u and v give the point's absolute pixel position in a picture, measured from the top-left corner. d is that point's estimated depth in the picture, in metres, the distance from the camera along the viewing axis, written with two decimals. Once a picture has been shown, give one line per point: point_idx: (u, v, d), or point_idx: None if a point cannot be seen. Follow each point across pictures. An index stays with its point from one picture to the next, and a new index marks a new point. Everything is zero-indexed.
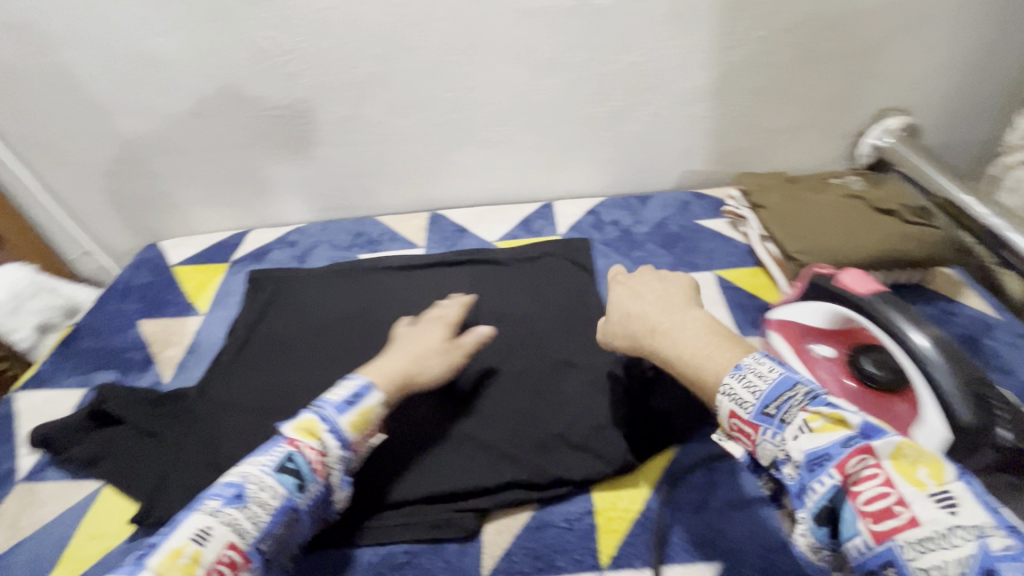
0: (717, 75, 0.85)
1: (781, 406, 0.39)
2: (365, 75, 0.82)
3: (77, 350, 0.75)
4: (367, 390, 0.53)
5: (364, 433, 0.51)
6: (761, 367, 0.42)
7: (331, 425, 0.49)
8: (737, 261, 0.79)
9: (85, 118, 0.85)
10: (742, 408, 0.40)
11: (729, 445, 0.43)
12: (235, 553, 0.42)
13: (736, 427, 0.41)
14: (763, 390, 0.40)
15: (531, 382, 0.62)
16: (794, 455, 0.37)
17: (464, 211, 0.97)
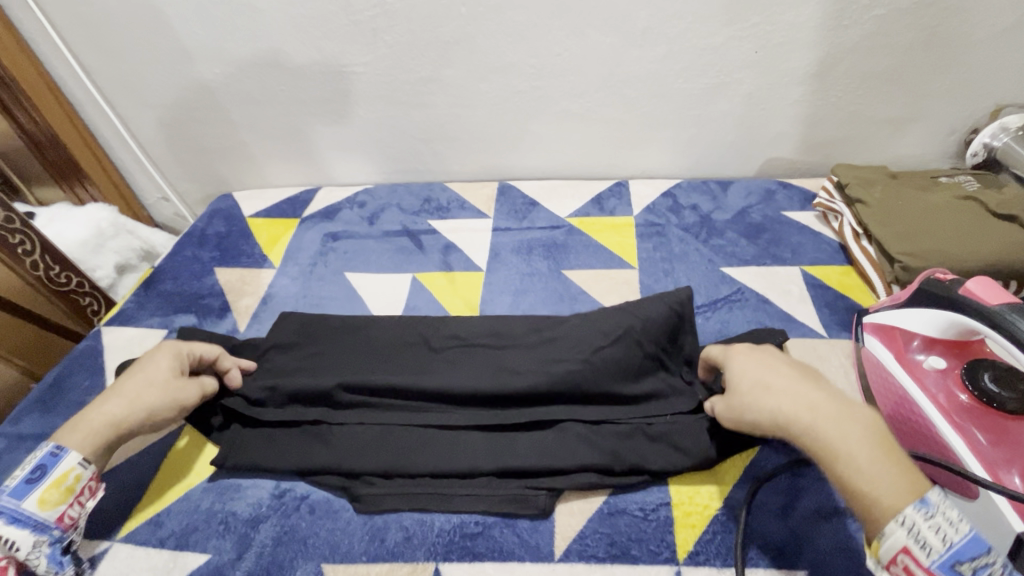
0: (822, 55, 0.79)
1: (973, 569, 0.37)
2: (449, 35, 0.80)
3: (158, 293, 0.78)
4: (49, 461, 0.48)
5: (64, 503, 0.48)
6: (950, 510, 0.38)
7: (8, 516, 0.46)
8: (827, 258, 0.74)
9: (173, 64, 0.86)
10: (924, 553, 0.38)
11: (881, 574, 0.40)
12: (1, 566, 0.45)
13: (904, 567, 0.38)
14: (956, 544, 0.37)
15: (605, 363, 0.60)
16: None
17: (533, 184, 0.94)
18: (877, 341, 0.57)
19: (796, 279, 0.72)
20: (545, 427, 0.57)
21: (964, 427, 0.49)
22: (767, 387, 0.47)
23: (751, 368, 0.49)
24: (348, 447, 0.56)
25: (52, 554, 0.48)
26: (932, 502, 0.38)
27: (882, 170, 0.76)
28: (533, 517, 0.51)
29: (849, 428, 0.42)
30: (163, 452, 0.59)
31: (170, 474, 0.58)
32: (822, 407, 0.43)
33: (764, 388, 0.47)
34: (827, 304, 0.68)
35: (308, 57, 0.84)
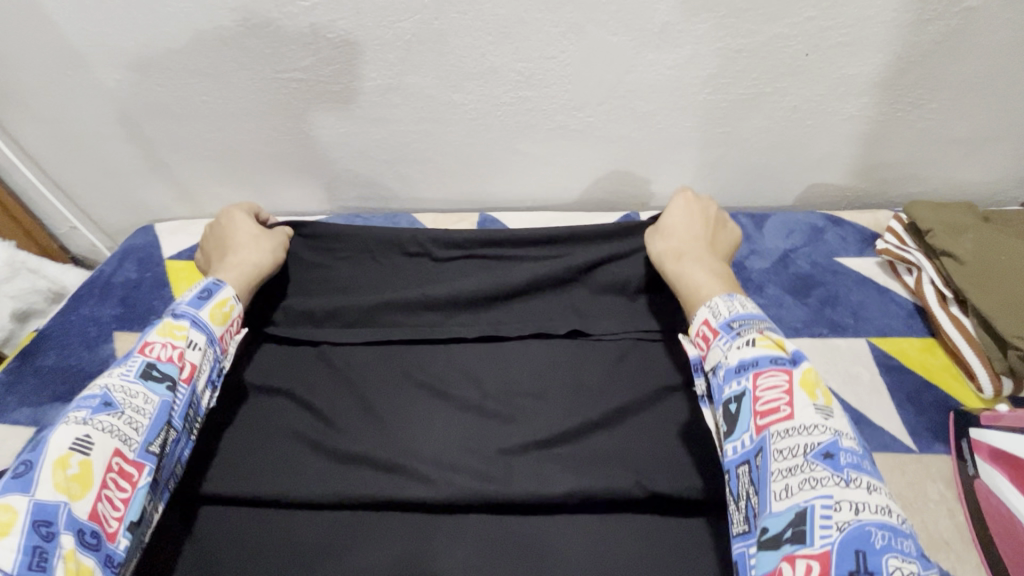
0: (891, 59, 0.62)
1: (743, 327, 0.43)
2: (411, 32, 0.61)
3: (35, 368, 0.60)
4: (219, 285, 0.50)
5: (227, 327, 0.49)
6: (746, 303, 0.45)
7: (189, 319, 0.46)
8: (900, 325, 0.57)
9: (64, 67, 0.67)
10: (713, 317, 0.45)
11: (690, 347, 0.47)
12: (185, 369, 0.45)
13: (701, 336, 0.45)
14: (738, 313, 0.44)
15: (628, 524, 0.45)
16: (732, 361, 0.41)
17: (522, 216, 0.77)
18: (1003, 476, 0.42)
19: (863, 357, 0.55)
20: None
21: None
22: (669, 232, 0.56)
23: (666, 214, 0.58)
24: None
25: (213, 366, 0.48)
26: (737, 298, 0.45)
27: (969, 210, 0.59)
28: None
29: (696, 264, 0.52)
30: None
31: None
32: (692, 252, 0.53)
33: (665, 233, 0.56)
34: (909, 397, 0.51)
35: (234, 59, 0.66)
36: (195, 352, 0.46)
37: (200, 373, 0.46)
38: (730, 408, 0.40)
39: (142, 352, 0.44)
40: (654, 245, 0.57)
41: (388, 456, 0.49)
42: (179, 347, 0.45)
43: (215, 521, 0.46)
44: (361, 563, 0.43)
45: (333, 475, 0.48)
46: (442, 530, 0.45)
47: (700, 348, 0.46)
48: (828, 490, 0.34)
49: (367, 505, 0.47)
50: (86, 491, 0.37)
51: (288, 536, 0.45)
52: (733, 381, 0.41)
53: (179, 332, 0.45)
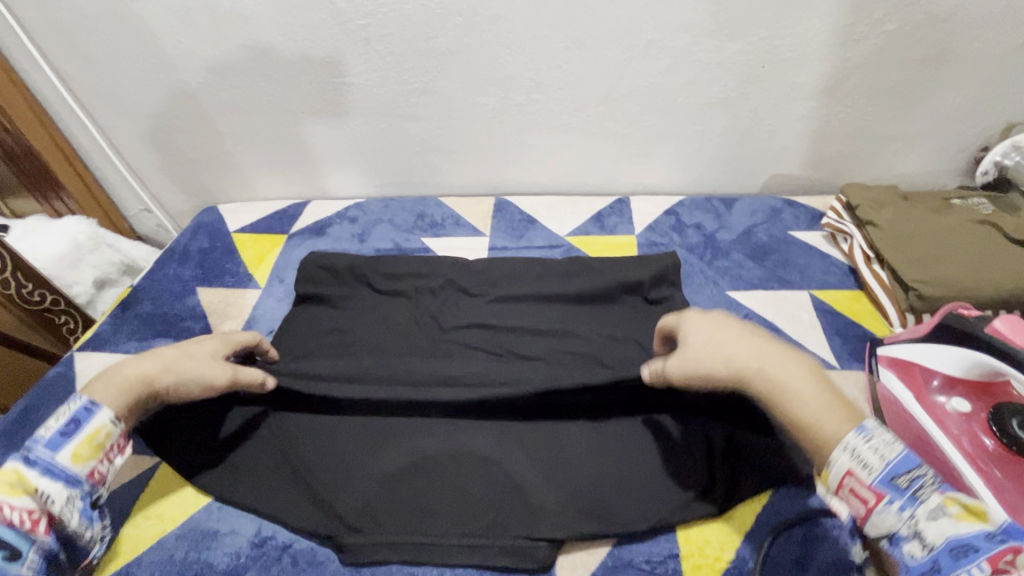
0: (830, 70, 0.77)
1: (914, 481, 0.38)
2: (445, 45, 0.76)
3: (136, 315, 0.74)
4: (89, 414, 0.46)
5: (98, 458, 0.46)
6: (886, 435, 0.40)
7: (41, 469, 0.44)
8: (836, 282, 0.71)
9: (155, 72, 0.82)
10: (866, 472, 0.39)
11: (834, 501, 0.41)
12: (38, 516, 0.43)
13: (851, 490, 0.40)
14: (892, 459, 0.38)
15: (620, 414, 0.58)
16: (931, 540, 0.37)
17: (531, 200, 0.91)
18: (894, 376, 0.54)
19: (805, 304, 0.69)
20: (546, 457, 0.55)
21: (992, 476, 0.47)
22: (710, 343, 0.46)
23: (689, 324, 0.49)
24: (345, 487, 0.53)
25: (85, 509, 0.45)
26: (871, 427, 0.40)
27: (893, 191, 0.74)
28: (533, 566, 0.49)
29: (784, 359, 0.44)
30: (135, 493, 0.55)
31: (143, 518, 0.54)
32: (771, 355, 0.45)
33: (713, 321, 0.48)
34: (838, 332, 0.65)
35: (297, 66, 0.80)
36: (51, 505, 0.43)
37: (61, 518, 0.44)
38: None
39: None
40: (696, 353, 0.46)
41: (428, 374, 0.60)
42: (20, 503, 0.42)
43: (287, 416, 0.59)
44: (413, 447, 0.56)
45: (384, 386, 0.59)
46: (474, 426, 0.57)
47: (851, 504, 0.40)
48: None
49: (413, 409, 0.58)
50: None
51: (346, 427, 0.58)
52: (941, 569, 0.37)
53: (18, 487, 0.43)
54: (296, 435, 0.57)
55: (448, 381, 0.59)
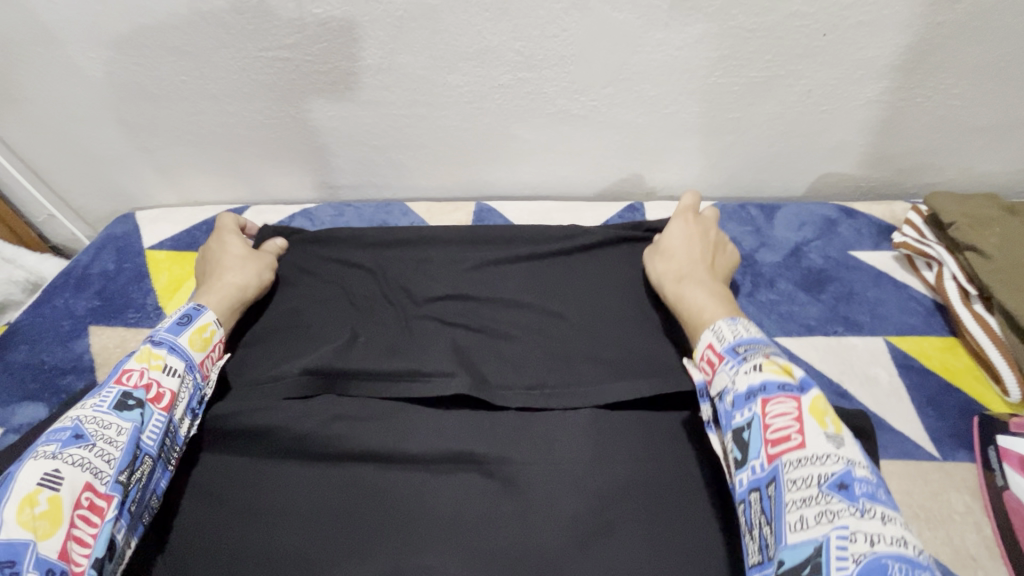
0: (912, 40, 0.58)
1: (749, 351, 0.41)
2: (402, 7, 0.57)
3: (4, 364, 0.57)
4: (199, 311, 0.50)
5: (207, 351, 0.48)
6: (749, 326, 0.44)
7: (170, 346, 0.46)
8: (920, 324, 0.54)
9: (32, 43, 0.63)
10: (718, 342, 0.43)
11: (692, 370, 0.45)
12: (165, 392, 0.44)
13: (706, 360, 0.43)
14: (742, 336, 0.42)
15: (638, 526, 0.42)
16: (739, 385, 0.39)
17: (520, 206, 0.74)
18: None
19: (881, 358, 0.52)
20: None
21: None
22: (666, 244, 0.56)
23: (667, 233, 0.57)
24: None
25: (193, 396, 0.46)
26: (739, 321, 0.44)
27: (993, 201, 0.56)
28: None
29: (695, 286, 0.51)
30: None
31: None
32: (698, 275, 0.52)
33: (667, 253, 0.55)
34: (930, 401, 0.48)
35: (213, 37, 0.62)
36: (175, 380, 0.45)
37: (179, 400, 0.45)
38: (739, 438, 0.38)
39: (118, 381, 0.43)
40: (657, 261, 0.55)
41: (386, 481, 0.45)
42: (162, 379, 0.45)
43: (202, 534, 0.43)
44: None
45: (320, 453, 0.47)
46: (428, 543, 0.42)
47: (703, 373, 0.43)
48: (845, 521, 0.32)
49: (354, 509, 0.44)
50: (56, 528, 0.35)
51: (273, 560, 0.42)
52: (741, 409, 0.38)
53: (158, 362, 0.45)
54: (204, 568, 0.42)
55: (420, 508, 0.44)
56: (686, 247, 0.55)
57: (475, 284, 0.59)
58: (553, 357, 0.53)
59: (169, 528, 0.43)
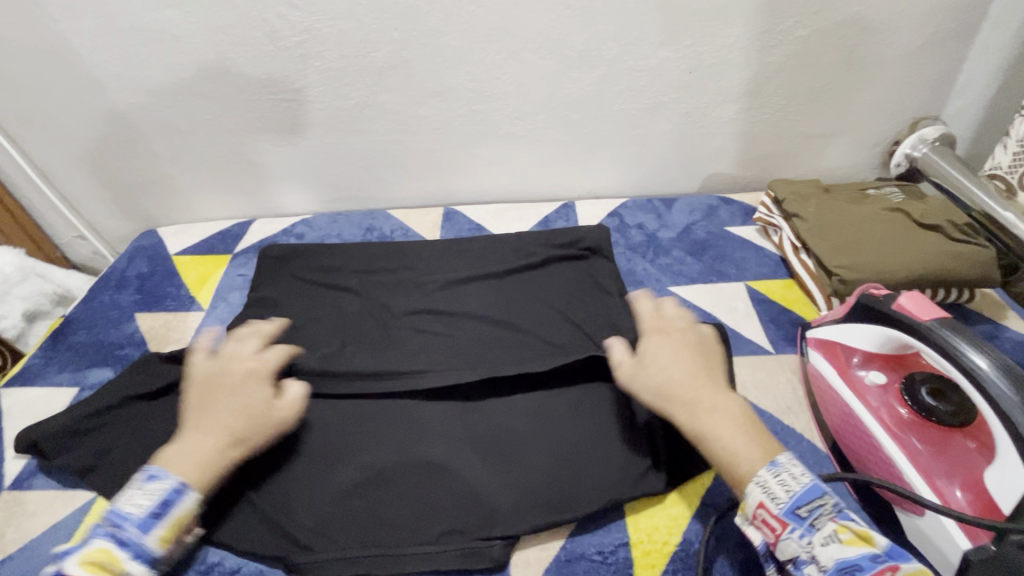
0: (751, 74, 0.82)
1: (812, 512, 0.42)
2: (383, 60, 0.77)
3: (68, 345, 0.71)
4: (179, 494, 0.46)
5: (174, 543, 0.46)
6: (795, 470, 0.43)
7: (135, 550, 0.43)
8: (770, 272, 0.75)
9: (82, 93, 0.79)
10: (773, 502, 0.42)
11: (747, 529, 0.45)
12: None
13: (763, 519, 0.43)
14: (796, 492, 0.42)
15: (569, 405, 0.58)
16: (825, 562, 0.40)
17: (479, 208, 0.93)
18: (819, 355, 0.57)
19: (742, 295, 0.72)
20: (497, 457, 0.55)
21: (908, 442, 0.48)
22: (653, 362, 0.52)
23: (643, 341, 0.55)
24: (296, 506, 0.52)
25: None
26: (781, 464, 0.44)
27: (815, 184, 0.79)
28: (486, 563, 0.49)
29: (704, 401, 0.49)
30: (70, 532, 0.53)
31: None
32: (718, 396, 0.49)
33: (663, 378, 0.51)
34: (772, 319, 0.69)
35: (234, 85, 0.79)
36: None
37: None
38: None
39: None
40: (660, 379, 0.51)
41: (374, 385, 0.61)
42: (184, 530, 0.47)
43: (238, 437, 0.58)
44: (365, 460, 0.55)
45: (329, 386, 0.61)
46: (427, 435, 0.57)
47: (763, 532, 0.43)
48: None
49: (368, 420, 0.59)
50: None
51: (300, 446, 0.57)
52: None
53: (175, 528, 0.46)
54: (246, 457, 0.56)
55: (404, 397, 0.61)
56: (682, 373, 0.51)
57: (449, 265, 0.78)
58: (503, 308, 0.71)
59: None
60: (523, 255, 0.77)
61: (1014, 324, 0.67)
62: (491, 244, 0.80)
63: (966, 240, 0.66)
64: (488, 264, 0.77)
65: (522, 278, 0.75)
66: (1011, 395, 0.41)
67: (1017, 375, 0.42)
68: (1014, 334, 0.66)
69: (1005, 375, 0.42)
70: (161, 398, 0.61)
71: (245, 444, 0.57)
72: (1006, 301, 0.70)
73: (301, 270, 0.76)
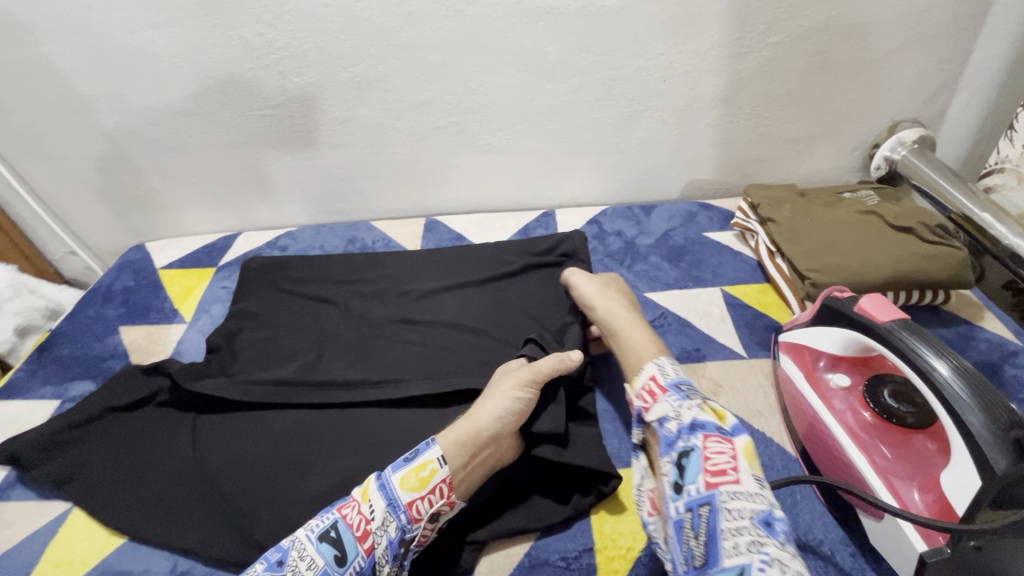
0: (725, 81, 0.83)
1: (688, 390, 0.51)
2: (361, 74, 0.78)
3: (53, 358, 0.72)
4: (427, 445, 0.50)
5: (420, 494, 0.48)
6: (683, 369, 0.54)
7: (382, 482, 0.48)
8: (746, 276, 0.76)
9: (70, 112, 0.82)
10: (663, 376, 0.52)
11: (631, 397, 0.53)
12: (363, 528, 0.46)
13: (648, 389, 0.52)
14: (680, 376, 0.52)
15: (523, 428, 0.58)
16: (683, 418, 0.48)
17: (462, 218, 0.94)
18: (788, 359, 0.57)
19: (717, 300, 0.72)
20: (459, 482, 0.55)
21: (870, 443, 0.48)
22: (608, 290, 0.66)
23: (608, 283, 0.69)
24: (265, 514, 0.53)
25: (393, 540, 0.47)
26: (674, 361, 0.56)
27: (791, 189, 0.79)
28: (451, 569, 0.50)
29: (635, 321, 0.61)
30: (44, 542, 0.54)
31: (50, 566, 0.52)
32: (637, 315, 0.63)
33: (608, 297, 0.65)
34: (746, 323, 0.69)
35: (217, 102, 0.81)
36: (376, 519, 0.46)
37: (375, 543, 0.46)
38: (680, 463, 0.46)
39: (339, 510, 0.48)
40: (603, 300, 0.64)
41: (349, 395, 0.62)
42: (432, 485, 0.48)
43: (215, 447, 0.59)
44: (335, 469, 0.56)
45: (306, 396, 0.62)
46: (401, 445, 0.58)
47: (642, 401, 0.52)
48: (768, 549, 0.40)
49: (341, 429, 0.60)
50: None
51: (273, 455, 0.58)
52: (683, 439, 0.47)
53: (423, 475, 0.49)
54: (220, 467, 0.57)
55: (378, 405, 0.62)
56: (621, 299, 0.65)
57: (428, 275, 0.79)
58: (479, 317, 0.72)
59: (196, 457, 0.58)
60: (502, 264, 0.78)
61: (990, 326, 0.67)
62: (470, 253, 0.81)
63: (938, 242, 0.66)
64: (467, 274, 0.78)
65: (499, 287, 0.76)
66: (962, 395, 0.40)
67: (971, 376, 0.41)
68: (989, 335, 0.65)
69: (958, 375, 0.41)
70: (140, 409, 0.63)
71: (220, 454, 0.58)
72: (983, 303, 0.70)
73: (281, 282, 0.78)
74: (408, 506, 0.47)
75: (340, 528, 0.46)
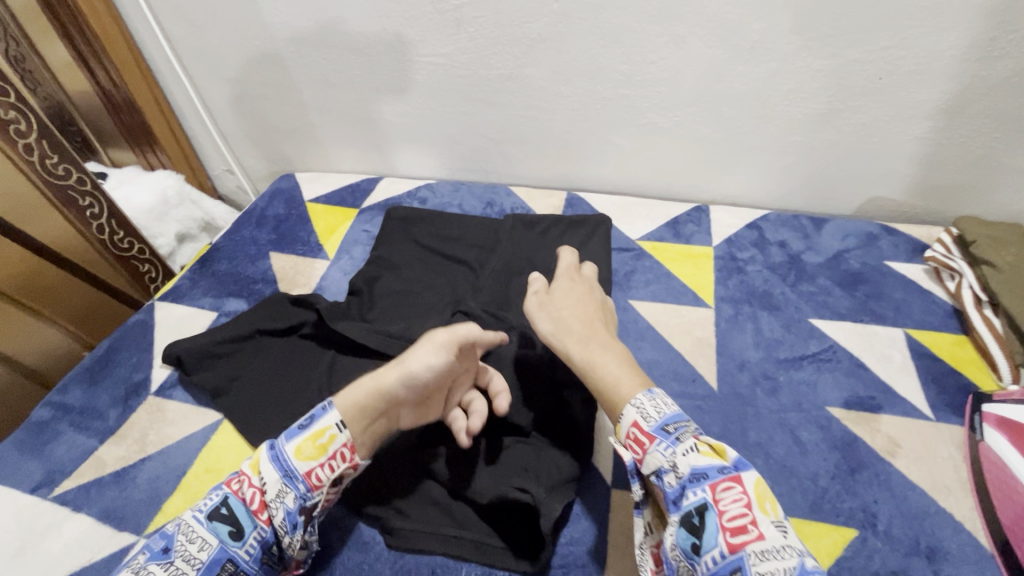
0: (958, 88, 0.68)
1: (679, 430, 0.45)
2: (537, 32, 0.74)
3: (212, 271, 0.77)
4: (324, 410, 0.48)
5: (323, 462, 0.47)
6: (665, 398, 0.47)
7: (275, 453, 0.46)
8: (936, 322, 0.65)
9: (251, 38, 0.84)
10: (644, 420, 0.45)
11: (618, 447, 0.47)
12: (254, 495, 0.45)
13: (634, 438, 0.45)
14: (665, 413, 0.46)
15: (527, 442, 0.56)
16: (681, 470, 0.42)
17: (604, 198, 0.88)
18: (1004, 439, 0.50)
19: (898, 343, 0.63)
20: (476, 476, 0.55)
21: None
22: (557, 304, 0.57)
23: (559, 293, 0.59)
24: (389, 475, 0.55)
25: (290, 509, 0.45)
26: (656, 392, 0.47)
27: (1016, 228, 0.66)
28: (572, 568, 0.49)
29: (602, 351, 0.52)
30: (199, 445, 0.58)
31: (203, 471, 0.56)
32: (596, 337, 0.53)
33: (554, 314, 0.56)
34: (935, 379, 0.59)
35: (388, 45, 0.80)
36: (271, 491, 0.45)
37: (271, 516, 0.45)
38: (691, 522, 0.41)
39: (227, 484, 0.46)
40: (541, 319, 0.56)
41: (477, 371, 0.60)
42: (331, 451, 0.47)
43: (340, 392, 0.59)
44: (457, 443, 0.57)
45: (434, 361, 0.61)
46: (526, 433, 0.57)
47: (632, 451, 0.46)
48: None
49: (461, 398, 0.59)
50: (319, 456, 0.46)
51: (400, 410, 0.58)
52: (689, 495, 0.41)
53: (322, 441, 0.47)
54: None
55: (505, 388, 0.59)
56: (572, 315, 0.56)
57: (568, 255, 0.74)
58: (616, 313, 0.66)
59: None
60: None
61: None
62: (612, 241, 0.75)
63: None
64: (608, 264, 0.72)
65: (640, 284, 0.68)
66: None
67: None
68: None
69: None
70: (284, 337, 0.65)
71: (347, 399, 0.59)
72: None
73: (420, 235, 0.77)
74: (306, 475, 0.46)
75: (230, 504, 0.45)
